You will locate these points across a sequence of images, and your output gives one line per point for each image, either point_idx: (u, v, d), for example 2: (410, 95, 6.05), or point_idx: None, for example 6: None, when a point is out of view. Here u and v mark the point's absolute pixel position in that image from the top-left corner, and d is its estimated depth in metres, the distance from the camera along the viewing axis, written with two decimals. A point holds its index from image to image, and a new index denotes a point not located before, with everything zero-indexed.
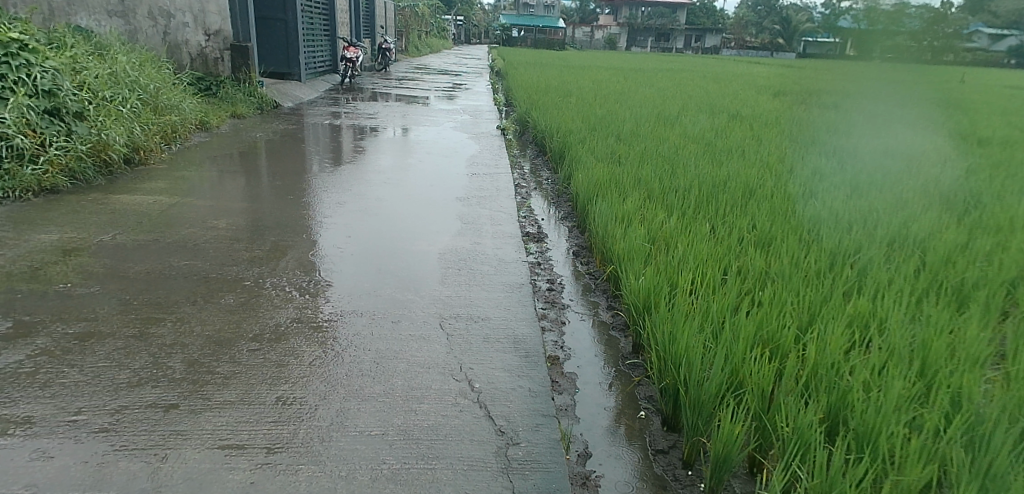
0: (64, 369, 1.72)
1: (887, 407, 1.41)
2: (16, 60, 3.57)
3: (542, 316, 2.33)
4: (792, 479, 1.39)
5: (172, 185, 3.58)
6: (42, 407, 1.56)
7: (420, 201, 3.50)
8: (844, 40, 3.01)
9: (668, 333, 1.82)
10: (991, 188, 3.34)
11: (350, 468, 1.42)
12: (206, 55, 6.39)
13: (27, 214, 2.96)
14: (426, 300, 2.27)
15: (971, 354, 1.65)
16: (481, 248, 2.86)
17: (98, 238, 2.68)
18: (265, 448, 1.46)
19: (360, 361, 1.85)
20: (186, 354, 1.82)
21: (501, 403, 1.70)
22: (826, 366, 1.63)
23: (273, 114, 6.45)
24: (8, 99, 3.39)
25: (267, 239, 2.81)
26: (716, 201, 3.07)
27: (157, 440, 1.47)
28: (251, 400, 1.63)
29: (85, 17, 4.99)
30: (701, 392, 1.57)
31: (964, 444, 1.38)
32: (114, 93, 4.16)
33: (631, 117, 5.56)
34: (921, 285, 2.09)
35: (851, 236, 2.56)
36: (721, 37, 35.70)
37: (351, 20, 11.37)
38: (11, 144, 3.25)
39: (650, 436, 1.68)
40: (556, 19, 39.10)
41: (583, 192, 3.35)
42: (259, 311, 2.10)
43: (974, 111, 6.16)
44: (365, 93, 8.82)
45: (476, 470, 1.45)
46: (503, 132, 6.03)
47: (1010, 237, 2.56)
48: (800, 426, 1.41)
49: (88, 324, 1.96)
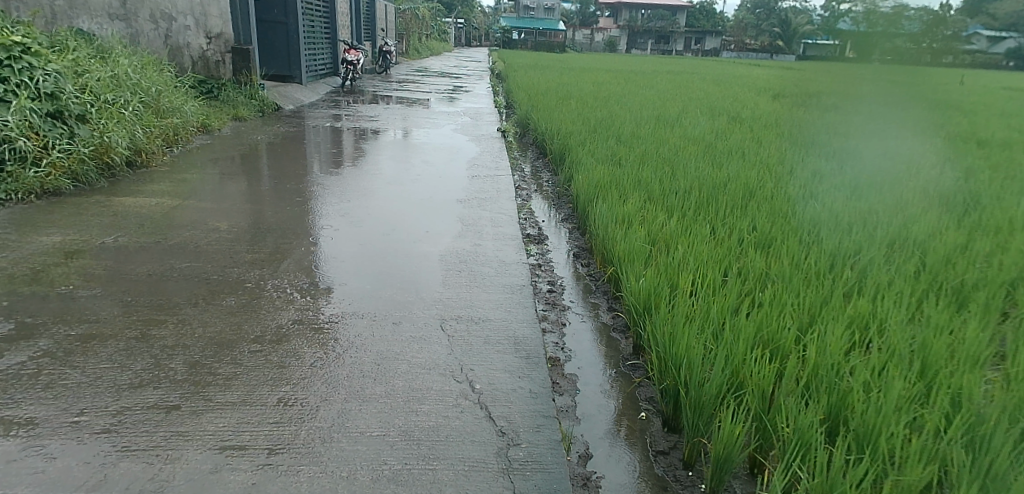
0: (66, 370, 1.73)
1: (888, 407, 1.41)
2: (18, 63, 3.56)
3: (543, 318, 2.33)
4: (793, 480, 1.40)
5: (173, 187, 3.59)
6: (45, 409, 1.57)
7: (420, 203, 3.51)
8: (844, 44, 3.01)
9: (668, 335, 1.83)
10: (990, 189, 3.35)
11: (351, 469, 1.43)
12: (207, 58, 6.40)
13: (29, 216, 2.97)
14: (428, 301, 2.28)
15: (971, 354, 1.65)
16: (482, 250, 2.87)
17: (100, 241, 2.69)
18: (266, 449, 1.47)
19: (361, 362, 1.85)
20: (188, 356, 1.82)
21: (502, 404, 1.70)
22: (827, 367, 1.63)
23: (274, 117, 6.47)
24: (11, 102, 3.39)
25: (268, 241, 2.81)
26: (716, 203, 3.08)
27: (159, 441, 1.47)
28: (253, 401, 1.64)
29: (87, 20, 5.00)
30: (701, 393, 1.58)
31: (964, 445, 1.38)
32: (116, 96, 4.17)
33: (631, 119, 5.57)
34: (921, 287, 2.10)
35: (851, 238, 2.56)
36: (721, 39, 35.74)
37: (352, 24, 11.39)
38: (13, 147, 3.26)
39: (650, 437, 1.69)
40: (556, 22, 39.16)
41: (584, 194, 3.36)
42: (260, 313, 2.11)
43: (973, 113, 6.18)
44: (366, 95, 8.82)
45: (476, 470, 1.45)
46: (504, 134, 6.04)
47: (1009, 238, 2.57)
48: (800, 427, 1.42)
49: (91, 325, 1.96)
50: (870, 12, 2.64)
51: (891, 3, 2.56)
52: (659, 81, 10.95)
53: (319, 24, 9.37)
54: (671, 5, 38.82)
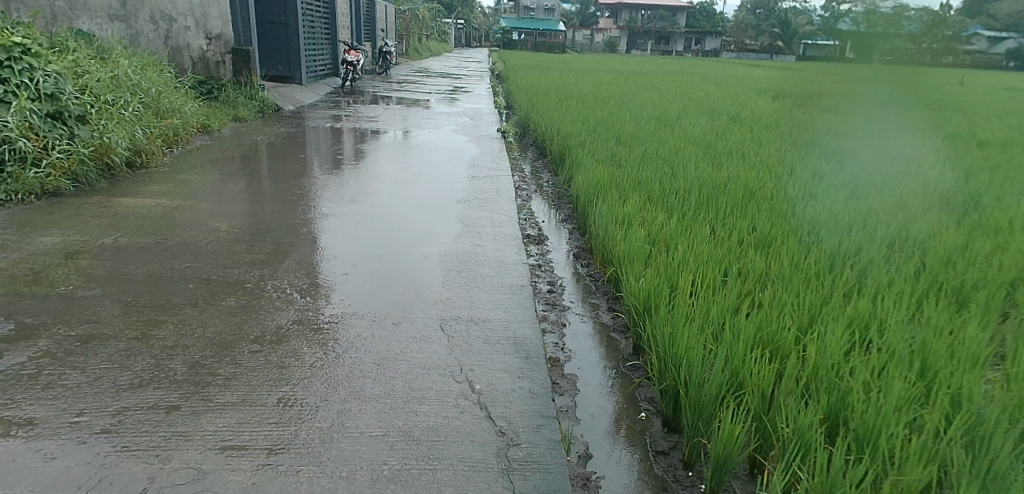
0: (66, 371, 1.73)
1: (888, 408, 1.41)
2: (18, 64, 3.57)
3: (543, 318, 2.33)
4: (792, 480, 1.40)
5: (173, 188, 3.59)
6: (44, 409, 1.57)
7: (420, 204, 3.51)
8: (844, 44, 3.02)
9: (668, 335, 1.83)
10: (990, 190, 3.35)
11: (351, 469, 1.43)
12: (207, 59, 6.40)
13: (29, 217, 2.97)
14: (428, 302, 2.27)
15: (972, 355, 1.65)
16: (481, 250, 2.87)
17: (100, 241, 2.69)
18: (266, 449, 1.47)
19: (361, 363, 1.85)
20: (188, 356, 1.82)
21: (501, 404, 1.70)
22: (827, 368, 1.63)
23: (274, 118, 6.47)
24: (11, 103, 3.39)
25: (268, 241, 2.81)
26: (716, 203, 3.08)
27: (159, 441, 1.48)
28: (253, 401, 1.64)
29: (87, 21, 5.00)
30: (701, 393, 1.58)
31: (964, 445, 1.38)
32: (116, 97, 4.17)
33: (631, 119, 5.57)
34: (921, 287, 2.10)
35: (850, 238, 2.56)
36: (721, 40, 35.76)
37: (352, 24, 11.40)
38: (13, 148, 3.26)
39: (650, 437, 1.69)
40: (556, 23, 39.17)
41: (584, 194, 3.36)
42: (259, 313, 2.11)
43: (973, 113, 6.17)
44: (366, 96, 8.83)
45: (476, 470, 1.45)
46: (504, 134, 6.04)
47: (1009, 239, 2.57)
48: (800, 427, 1.42)
49: (91, 326, 1.96)
50: (871, 12, 2.64)
51: (891, 4, 2.56)
52: (659, 82, 10.97)
53: (319, 24, 9.37)
54: (670, 5, 38.83)
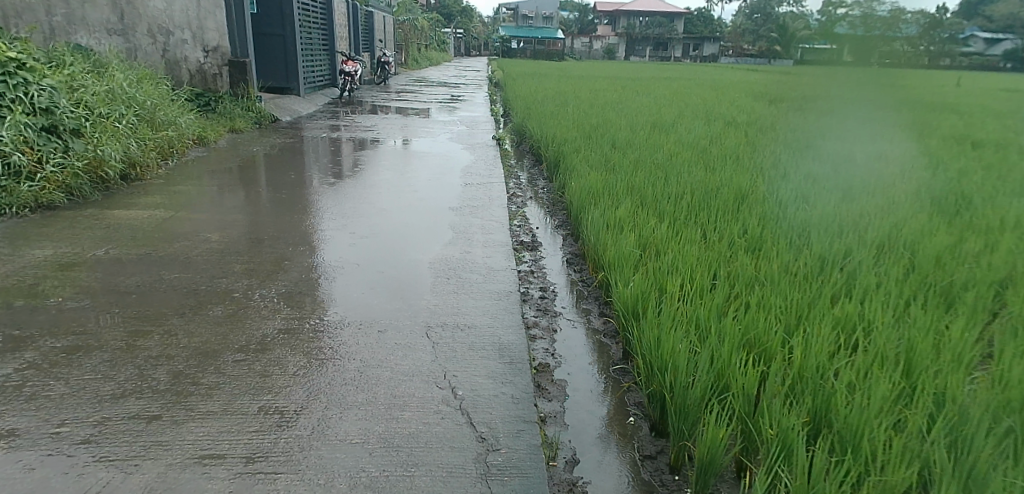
0: (50, 382, 1.73)
1: (872, 407, 1.40)
2: (13, 79, 3.60)
3: (533, 324, 2.32)
4: (776, 481, 1.38)
5: (167, 199, 3.61)
6: (27, 420, 1.57)
7: (414, 211, 3.53)
8: (841, 47, 2.93)
9: (655, 338, 1.82)
10: (983, 190, 3.34)
11: (329, 476, 1.42)
12: (205, 71, 6.46)
13: (25, 229, 2.99)
14: (415, 309, 2.27)
15: (956, 355, 1.64)
16: (470, 257, 2.87)
17: (92, 253, 2.71)
18: (245, 458, 1.47)
19: (345, 370, 1.85)
20: (171, 366, 1.82)
21: (483, 410, 1.70)
22: (812, 370, 1.62)
23: (272, 129, 6.52)
24: (6, 118, 3.43)
25: (260, 251, 2.83)
26: (707, 207, 3.08)
27: (137, 451, 1.47)
28: (235, 410, 1.64)
29: (85, 35, 5.05)
30: (687, 396, 1.57)
31: (946, 445, 1.36)
32: (111, 109, 4.21)
33: (625, 125, 5.62)
34: (909, 289, 2.09)
35: (840, 240, 2.56)
36: (719, 46, 35.94)
37: (352, 35, 11.54)
38: (8, 163, 3.31)
39: (638, 442, 1.67)
40: (553, 32, 39.54)
41: (577, 199, 3.36)
42: (246, 322, 2.12)
43: (968, 114, 6.18)
44: (365, 106, 8.91)
45: (454, 476, 1.44)
46: (500, 142, 6.09)
47: (999, 239, 2.56)
48: (783, 428, 1.41)
49: (78, 338, 1.97)
50: (867, 16, 2.75)
51: (888, 6, 2.72)
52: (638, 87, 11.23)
53: (319, 36, 9.51)
54: (670, 12, 38.82)
